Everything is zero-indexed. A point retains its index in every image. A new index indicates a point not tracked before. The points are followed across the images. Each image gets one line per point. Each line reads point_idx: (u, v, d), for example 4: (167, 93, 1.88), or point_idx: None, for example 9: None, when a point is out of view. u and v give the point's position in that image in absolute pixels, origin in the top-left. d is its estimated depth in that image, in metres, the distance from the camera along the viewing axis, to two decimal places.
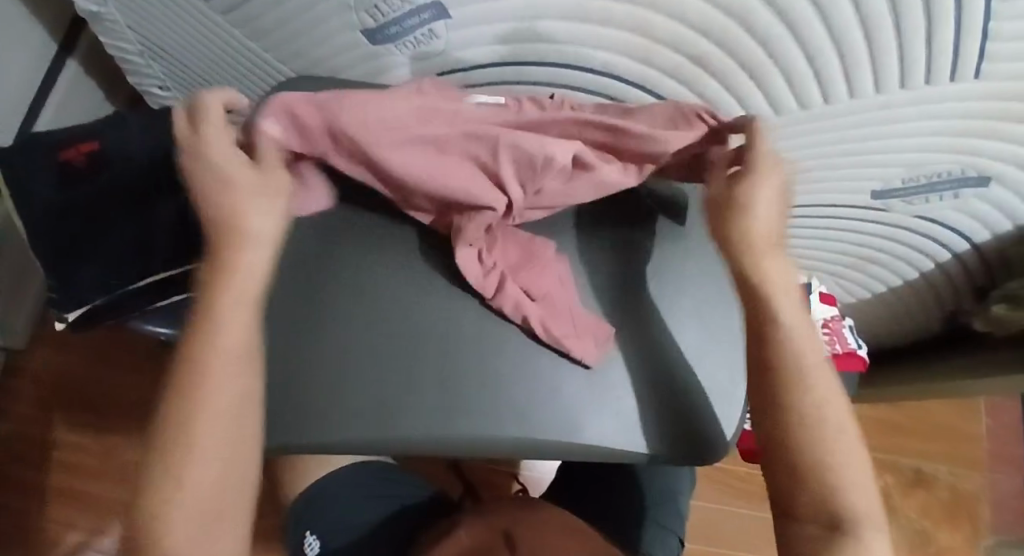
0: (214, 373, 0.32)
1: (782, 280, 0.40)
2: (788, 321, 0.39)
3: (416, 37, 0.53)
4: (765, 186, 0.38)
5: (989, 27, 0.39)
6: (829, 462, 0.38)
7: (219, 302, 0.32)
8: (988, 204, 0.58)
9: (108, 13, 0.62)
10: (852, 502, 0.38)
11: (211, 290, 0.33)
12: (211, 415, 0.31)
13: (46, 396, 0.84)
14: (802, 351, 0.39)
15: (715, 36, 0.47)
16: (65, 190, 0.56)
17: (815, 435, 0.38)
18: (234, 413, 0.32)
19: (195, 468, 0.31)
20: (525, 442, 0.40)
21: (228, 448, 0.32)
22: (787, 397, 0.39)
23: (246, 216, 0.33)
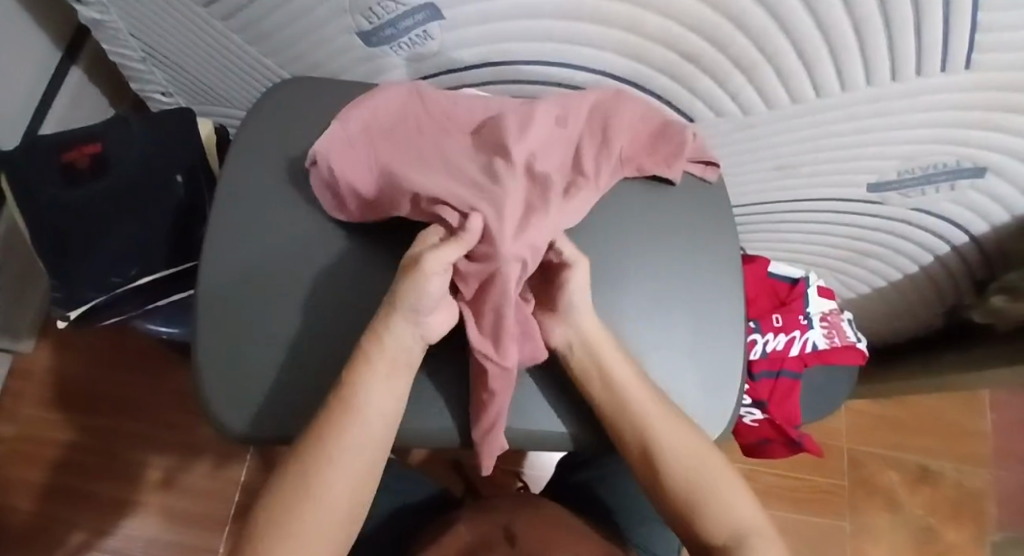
0: (364, 392, 0.35)
1: (618, 366, 0.39)
2: (632, 393, 0.39)
3: (411, 39, 0.54)
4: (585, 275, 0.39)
5: (979, 17, 0.39)
6: (690, 485, 0.37)
7: (384, 340, 0.36)
8: (987, 197, 0.58)
9: (111, 21, 0.64)
10: (735, 514, 0.37)
11: (383, 327, 0.36)
12: (352, 438, 0.34)
13: (54, 396, 0.86)
14: (628, 392, 0.39)
15: (704, 30, 0.47)
16: (69, 188, 0.58)
17: (666, 465, 0.38)
18: (367, 439, 0.35)
19: (342, 469, 0.34)
20: (516, 431, 0.40)
21: (364, 459, 0.35)
22: (631, 437, 0.39)
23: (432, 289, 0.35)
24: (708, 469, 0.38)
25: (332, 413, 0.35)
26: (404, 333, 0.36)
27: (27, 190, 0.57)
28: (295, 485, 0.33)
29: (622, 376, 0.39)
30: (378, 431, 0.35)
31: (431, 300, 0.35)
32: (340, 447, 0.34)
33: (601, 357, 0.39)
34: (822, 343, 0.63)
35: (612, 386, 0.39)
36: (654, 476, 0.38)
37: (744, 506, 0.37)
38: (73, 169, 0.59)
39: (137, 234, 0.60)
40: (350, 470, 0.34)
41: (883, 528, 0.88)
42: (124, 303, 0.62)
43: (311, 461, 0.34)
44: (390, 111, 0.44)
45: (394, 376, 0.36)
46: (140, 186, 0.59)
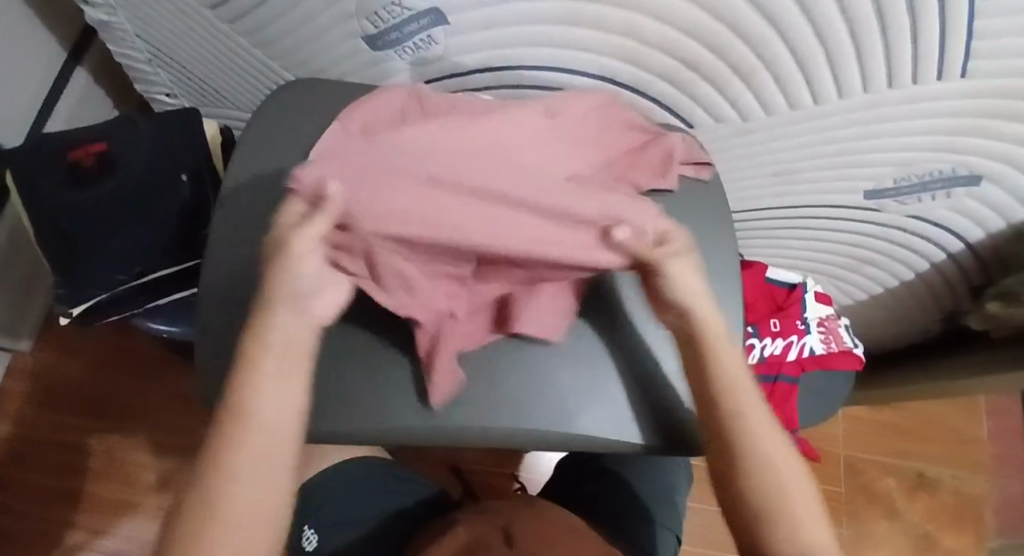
0: (262, 382, 0.31)
1: (730, 361, 0.38)
2: (739, 392, 0.37)
3: (415, 43, 0.55)
4: (687, 272, 0.37)
5: (973, 26, 0.40)
6: (772, 490, 0.37)
7: (271, 325, 0.32)
8: (982, 204, 0.59)
9: (118, 22, 0.64)
10: (810, 537, 0.36)
11: (268, 309, 0.32)
12: (256, 432, 0.30)
13: (52, 396, 0.86)
14: (729, 382, 0.37)
15: (704, 36, 0.48)
16: (75, 189, 0.58)
17: (750, 464, 0.37)
18: (274, 429, 0.31)
19: (251, 480, 0.30)
20: (516, 430, 0.41)
21: (274, 450, 0.31)
22: (721, 427, 0.37)
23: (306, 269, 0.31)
24: (787, 477, 0.37)
25: (226, 411, 0.31)
26: (295, 315, 0.32)
27: (34, 191, 0.57)
28: (195, 506, 0.29)
29: (727, 365, 0.38)
30: (284, 432, 0.31)
31: (307, 281, 0.32)
32: (245, 456, 0.30)
33: (709, 342, 0.37)
34: (819, 348, 0.64)
35: (715, 372, 0.37)
36: (735, 473, 0.37)
37: (817, 527, 0.37)
38: (79, 169, 0.59)
39: (143, 235, 0.60)
40: (262, 481, 0.30)
41: (882, 534, 0.88)
42: (127, 301, 0.62)
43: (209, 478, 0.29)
44: (386, 113, 0.39)
45: (290, 369, 0.32)
46: (146, 185, 0.60)
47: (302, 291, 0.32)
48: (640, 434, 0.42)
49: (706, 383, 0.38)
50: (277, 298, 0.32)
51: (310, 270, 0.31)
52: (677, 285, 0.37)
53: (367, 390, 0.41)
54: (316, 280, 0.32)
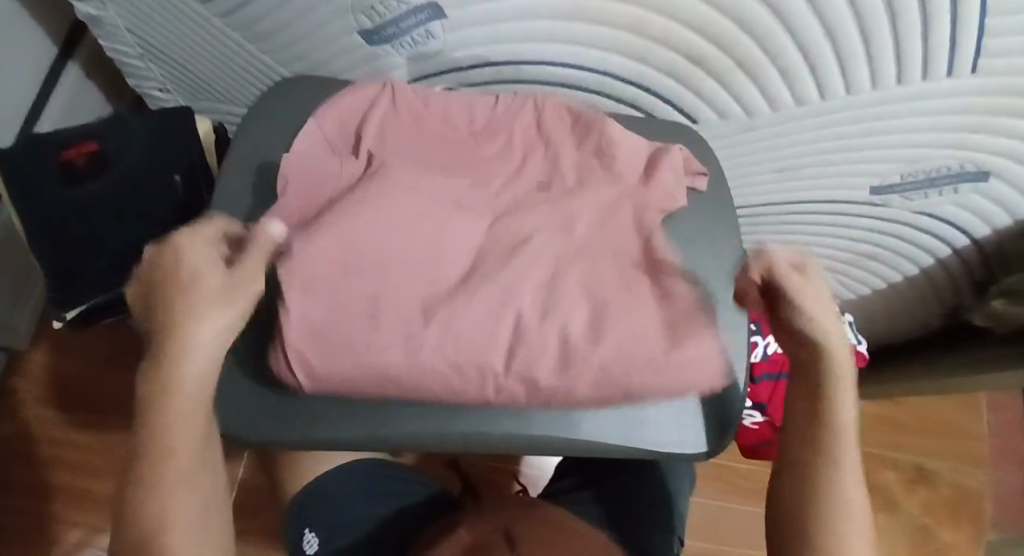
0: (174, 451, 0.33)
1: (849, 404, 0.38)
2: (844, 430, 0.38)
3: (413, 38, 0.53)
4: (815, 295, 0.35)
5: (985, 23, 0.40)
6: (839, 540, 0.37)
7: (173, 394, 0.33)
8: (989, 200, 0.58)
9: (108, 16, 0.63)
10: None
11: (165, 376, 0.32)
12: (179, 492, 0.34)
13: (50, 395, 0.86)
14: (841, 431, 0.38)
15: (708, 32, 0.47)
16: (67, 189, 0.57)
17: (830, 496, 0.37)
18: (193, 484, 0.35)
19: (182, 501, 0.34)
20: (519, 437, 0.40)
21: (197, 498, 0.35)
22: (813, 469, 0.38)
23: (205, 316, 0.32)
24: (853, 531, 0.37)
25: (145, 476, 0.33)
26: (191, 375, 0.32)
27: (27, 189, 0.56)
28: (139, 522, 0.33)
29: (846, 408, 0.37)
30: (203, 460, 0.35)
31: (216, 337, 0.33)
32: (170, 512, 0.34)
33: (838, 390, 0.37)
34: None
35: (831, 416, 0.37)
36: (809, 513, 0.38)
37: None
38: (71, 169, 0.58)
39: (136, 234, 0.59)
40: (190, 521, 0.35)
41: (880, 528, 0.88)
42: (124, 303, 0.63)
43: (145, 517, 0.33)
44: (386, 115, 0.43)
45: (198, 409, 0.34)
46: (141, 185, 0.59)
47: (212, 339, 0.33)
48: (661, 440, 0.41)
49: (816, 423, 0.38)
50: (184, 347, 0.32)
51: (221, 322, 0.33)
52: (806, 305, 0.34)
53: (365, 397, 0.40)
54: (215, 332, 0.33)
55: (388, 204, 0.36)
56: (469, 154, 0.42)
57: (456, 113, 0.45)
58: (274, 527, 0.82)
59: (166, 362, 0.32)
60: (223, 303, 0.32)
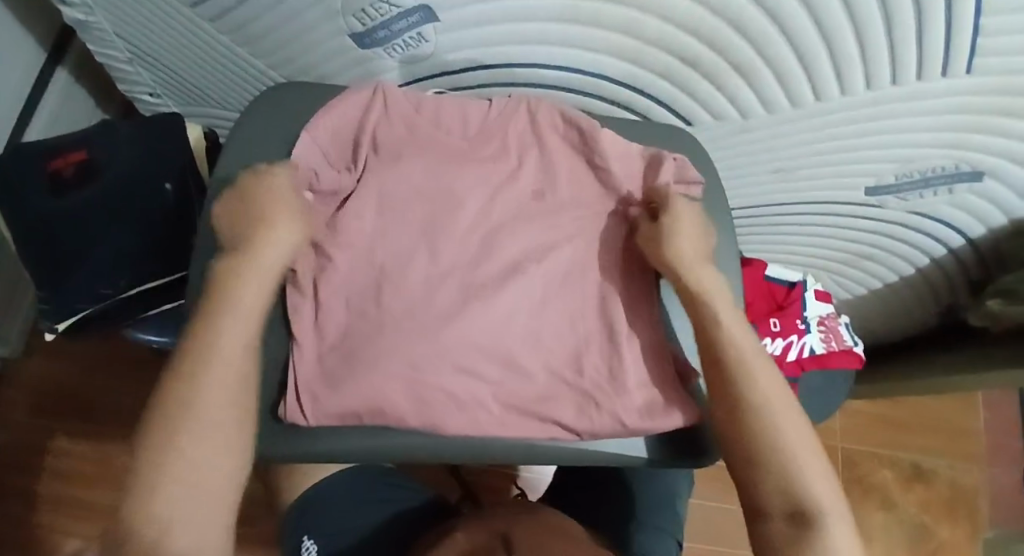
0: (222, 344, 0.34)
1: (738, 325, 0.39)
2: (744, 351, 0.38)
3: (405, 41, 0.53)
4: (682, 230, 0.41)
5: (980, 23, 0.39)
6: (780, 454, 0.36)
7: (237, 289, 0.35)
8: (984, 200, 0.58)
9: (95, 21, 0.62)
10: (813, 485, 0.35)
11: (233, 274, 0.36)
12: (217, 390, 0.33)
13: (44, 404, 0.85)
14: (739, 349, 0.38)
15: (702, 33, 0.46)
16: (54, 198, 0.57)
17: (758, 411, 0.37)
18: (231, 391, 0.33)
19: (207, 429, 0.31)
20: (519, 448, 0.40)
21: (231, 410, 0.33)
22: (733, 397, 0.37)
23: (277, 220, 0.37)
24: (790, 432, 0.36)
25: (184, 367, 0.33)
26: (255, 275, 0.36)
27: (13, 198, 0.57)
28: (144, 464, 0.30)
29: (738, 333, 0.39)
30: (235, 416, 0.33)
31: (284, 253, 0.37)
32: (200, 411, 0.32)
33: (719, 316, 0.39)
34: (819, 348, 0.65)
35: (732, 348, 0.38)
36: (745, 442, 0.36)
37: (824, 485, 0.35)
38: (59, 179, 0.58)
39: (124, 243, 0.58)
40: (218, 435, 0.32)
41: (879, 527, 0.89)
42: (122, 314, 0.62)
43: (173, 413, 0.31)
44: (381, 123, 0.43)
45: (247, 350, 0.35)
46: (128, 191, 0.59)
47: (268, 276, 0.36)
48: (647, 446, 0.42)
49: (721, 361, 0.38)
50: (249, 274, 0.36)
51: (285, 239, 0.37)
52: (673, 241, 0.40)
53: None
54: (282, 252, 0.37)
55: (395, 239, 0.40)
56: (464, 166, 0.42)
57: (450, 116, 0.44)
58: (273, 535, 0.82)
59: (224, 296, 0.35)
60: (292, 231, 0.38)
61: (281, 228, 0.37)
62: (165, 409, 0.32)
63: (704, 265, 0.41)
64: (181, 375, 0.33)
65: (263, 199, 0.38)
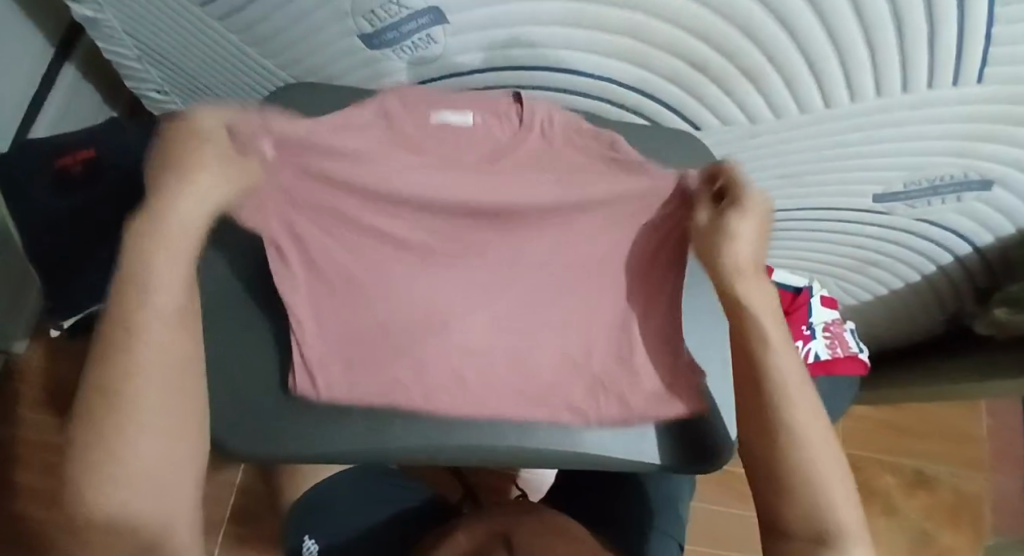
0: (151, 327, 0.31)
1: (779, 336, 0.38)
2: (783, 369, 0.38)
3: (414, 42, 0.53)
4: (746, 228, 0.35)
5: (993, 31, 0.39)
6: (812, 484, 0.37)
7: (158, 257, 0.31)
8: (992, 208, 0.58)
9: (105, 19, 0.63)
10: (837, 513, 0.37)
11: (150, 237, 0.31)
12: (155, 380, 0.31)
13: (50, 399, 0.86)
14: (781, 373, 0.38)
15: (712, 38, 0.46)
16: (64, 196, 0.59)
17: (793, 439, 0.37)
18: (168, 377, 0.32)
19: (153, 422, 0.31)
20: (522, 451, 0.41)
21: (175, 396, 0.32)
22: (769, 423, 0.38)
23: (195, 172, 0.30)
24: (824, 460, 0.38)
25: (112, 351, 0.30)
26: (178, 241, 0.31)
27: (24, 195, 0.58)
28: (88, 460, 0.29)
29: (779, 350, 0.38)
30: (176, 402, 0.32)
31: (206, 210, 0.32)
32: (143, 405, 0.30)
33: (765, 334, 0.38)
34: (824, 353, 0.65)
35: (771, 367, 0.38)
36: (779, 470, 0.38)
37: (849, 511, 0.37)
38: (67, 175, 0.59)
39: None
40: (165, 424, 0.31)
41: (881, 533, 0.89)
42: None
43: (107, 406, 0.30)
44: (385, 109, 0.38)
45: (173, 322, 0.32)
46: (134, 189, 0.59)
47: (191, 238, 0.32)
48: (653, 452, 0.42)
49: (758, 380, 0.38)
50: (171, 235, 0.31)
51: (206, 188, 0.31)
52: (733, 239, 0.35)
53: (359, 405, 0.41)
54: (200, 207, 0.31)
55: (405, 239, 0.39)
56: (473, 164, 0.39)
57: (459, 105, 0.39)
58: (275, 533, 0.82)
59: (140, 263, 0.31)
60: (225, 179, 0.32)
61: (201, 182, 0.31)
62: (97, 399, 0.30)
63: (757, 273, 0.38)
64: (109, 355, 0.30)
65: (178, 141, 0.30)
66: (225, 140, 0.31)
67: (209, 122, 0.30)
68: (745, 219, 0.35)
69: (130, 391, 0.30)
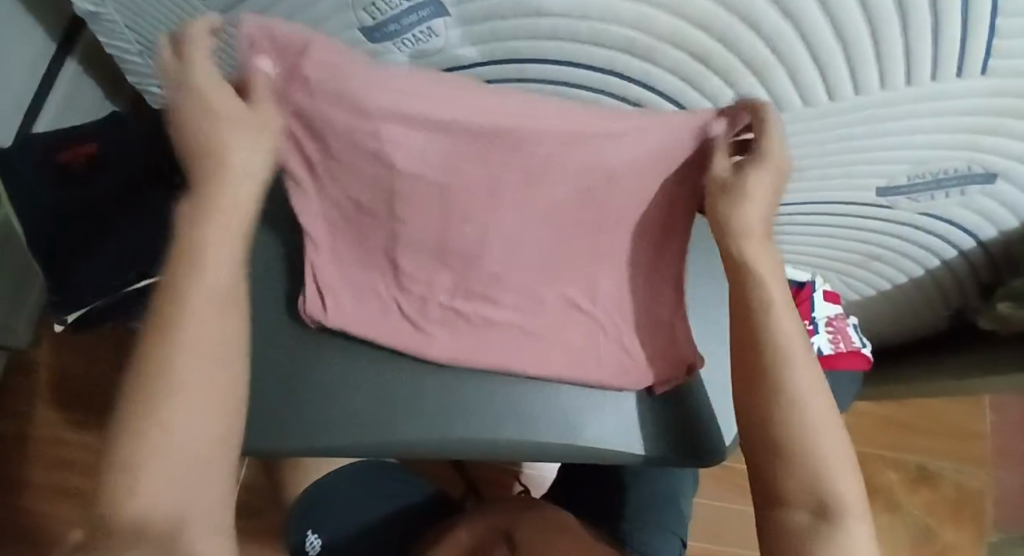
0: (194, 304, 0.31)
1: (783, 304, 0.37)
2: (783, 336, 0.37)
3: (415, 34, 0.51)
4: (758, 184, 0.34)
5: (997, 23, 0.39)
6: (813, 453, 0.35)
7: (205, 237, 0.32)
8: (995, 202, 0.57)
9: (106, 13, 0.63)
10: (837, 484, 0.35)
11: (198, 218, 0.32)
12: (196, 356, 0.31)
13: (51, 394, 0.86)
14: (784, 339, 0.37)
15: (715, 30, 0.46)
16: (65, 191, 0.59)
17: (790, 405, 0.36)
18: (210, 355, 0.32)
19: (192, 398, 0.31)
20: (524, 445, 0.43)
21: (216, 376, 0.32)
22: (768, 389, 0.36)
23: (230, 138, 0.31)
24: (823, 428, 0.36)
25: (161, 328, 0.31)
26: (223, 222, 0.32)
27: (23, 191, 0.58)
28: (132, 432, 0.30)
29: (780, 316, 0.37)
30: (218, 382, 0.32)
31: (248, 185, 0.33)
32: (182, 379, 0.31)
33: (770, 302, 0.36)
34: (827, 349, 0.65)
35: (769, 332, 0.36)
36: (778, 438, 0.36)
37: (847, 484, 0.36)
38: (69, 170, 0.59)
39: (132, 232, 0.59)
40: (203, 404, 0.31)
41: (883, 528, 0.89)
42: (126, 307, 0.61)
43: (151, 380, 0.31)
44: None
45: (219, 301, 0.33)
46: (136, 185, 0.59)
47: (236, 218, 0.33)
48: (647, 445, 0.44)
49: (755, 346, 0.37)
50: (216, 214, 0.32)
51: (245, 155, 0.32)
52: (745, 197, 0.34)
53: (364, 401, 0.43)
54: (242, 179, 0.32)
55: None
56: None
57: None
58: (278, 528, 0.83)
59: (190, 240, 0.32)
60: (256, 139, 0.32)
61: (232, 150, 0.31)
62: (145, 375, 0.31)
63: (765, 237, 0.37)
64: (158, 331, 0.31)
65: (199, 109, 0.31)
66: (239, 102, 0.31)
67: (212, 72, 0.30)
68: (757, 174, 0.33)
69: (168, 366, 0.31)
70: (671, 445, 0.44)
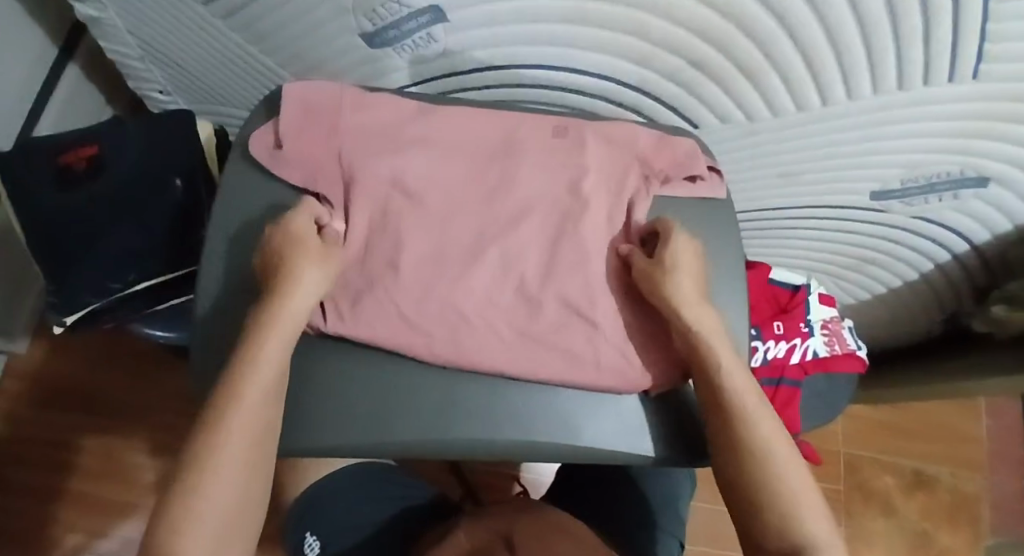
0: (249, 388, 0.34)
1: (729, 353, 0.39)
2: (734, 383, 0.38)
3: (415, 40, 0.53)
4: (681, 253, 0.40)
5: (986, 29, 0.39)
6: (785, 502, 0.36)
7: (269, 334, 0.35)
8: (988, 206, 0.58)
9: (108, 18, 0.63)
10: (808, 528, 0.36)
11: (265, 318, 0.35)
12: (244, 434, 0.33)
13: (48, 398, 0.85)
14: (741, 397, 0.38)
15: (711, 35, 0.46)
16: (63, 192, 0.60)
17: (754, 454, 0.37)
18: (256, 435, 0.34)
19: (235, 472, 0.32)
20: (522, 445, 0.42)
21: (257, 453, 0.34)
22: (736, 439, 0.38)
23: (303, 262, 0.37)
24: (794, 477, 0.37)
25: (217, 406, 0.33)
26: (284, 323, 0.36)
27: (26, 196, 0.59)
28: (176, 504, 0.31)
29: (728, 362, 0.38)
30: (259, 456, 0.34)
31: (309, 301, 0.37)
32: (228, 455, 0.32)
33: (719, 359, 0.38)
34: (823, 350, 0.66)
35: (724, 380, 0.38)
36: (753, 490, 0.37)
37: (825, 534, 0.36)
38: (69, 172, 0.60)
39: (134, 236, 0.60)
40: (241, 477, 0.33)
41: (879, 532, 0.89)
42: (128, 308, 0.61)
43: (201, 452, 0.32)
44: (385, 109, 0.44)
45: (271, 389, 0.35)
46: (135, 187, 0.61)
47: (295, 321, 0.36)
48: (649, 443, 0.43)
49: (716, 393, 0.38)
50: (281, 318, 0.35)
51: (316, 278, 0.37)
52: (672, 270, 0.39)
53: (362, 401, 0.42)
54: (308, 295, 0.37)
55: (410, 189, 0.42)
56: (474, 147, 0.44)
57: (485, 116, 0.45)
58: (275, 532, 0.82)
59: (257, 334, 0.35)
60: (323, 266, 0.38)
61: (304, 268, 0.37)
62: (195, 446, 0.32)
63: (701, 303, 0.39)
64: (215, 409, 0.33)
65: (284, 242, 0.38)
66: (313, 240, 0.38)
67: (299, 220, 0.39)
68: (677, 246, 0.40)
69: (224, 441, 0.32)
70: (669, 443, 0.43)
